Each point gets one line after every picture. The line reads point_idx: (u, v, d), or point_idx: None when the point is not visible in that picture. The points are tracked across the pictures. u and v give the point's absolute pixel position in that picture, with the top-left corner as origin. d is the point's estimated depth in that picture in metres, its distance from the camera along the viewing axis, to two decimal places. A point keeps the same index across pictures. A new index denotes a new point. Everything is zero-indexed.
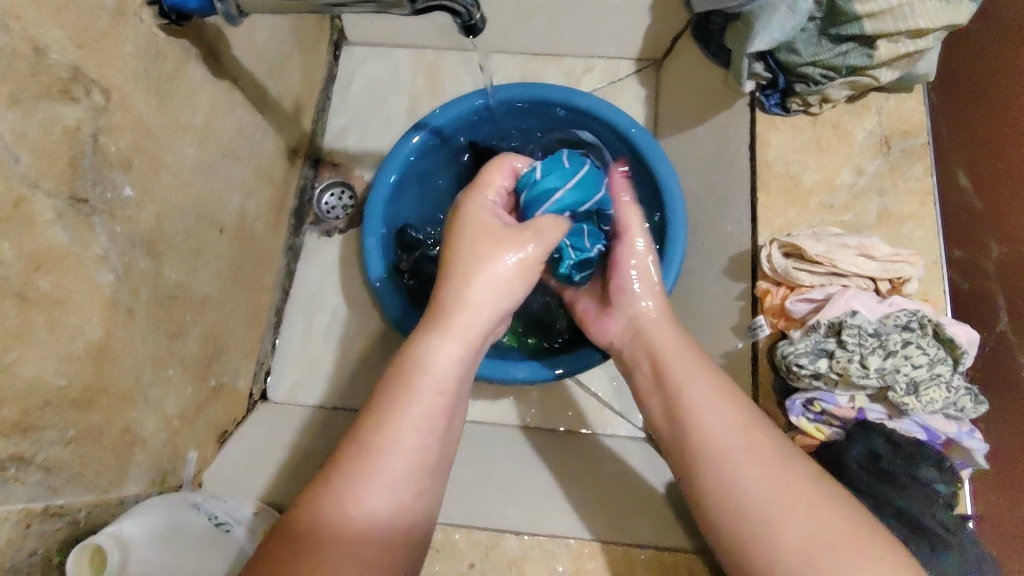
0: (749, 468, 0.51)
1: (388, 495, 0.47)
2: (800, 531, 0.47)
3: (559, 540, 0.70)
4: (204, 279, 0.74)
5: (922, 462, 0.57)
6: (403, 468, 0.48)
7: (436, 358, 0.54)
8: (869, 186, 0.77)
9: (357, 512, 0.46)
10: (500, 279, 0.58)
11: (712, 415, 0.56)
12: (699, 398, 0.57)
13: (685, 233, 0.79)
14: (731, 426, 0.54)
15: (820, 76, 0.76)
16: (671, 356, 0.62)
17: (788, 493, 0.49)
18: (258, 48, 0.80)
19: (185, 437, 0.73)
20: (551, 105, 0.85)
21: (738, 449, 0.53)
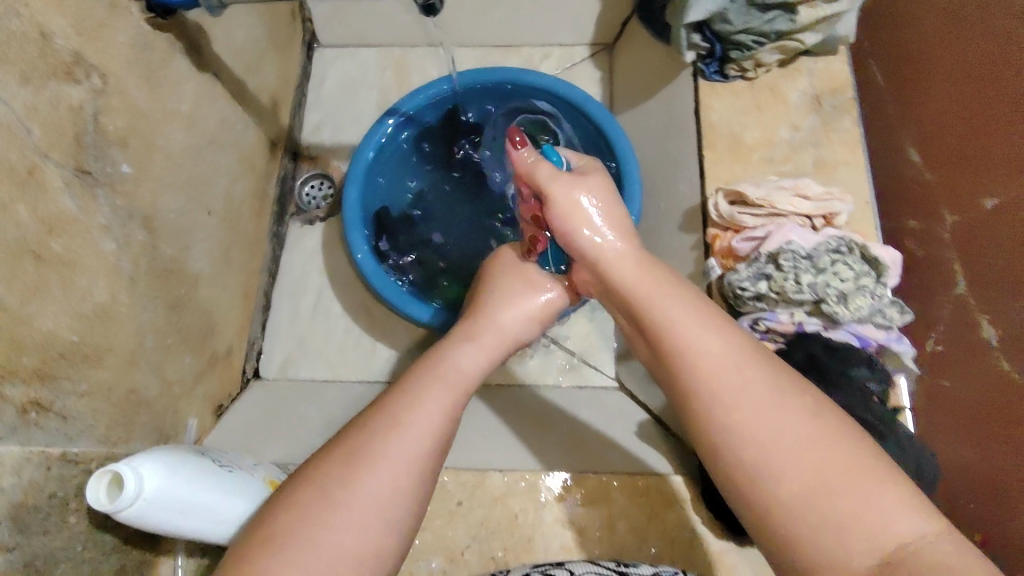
0: (745, 404, 0.51)
1: (371, 481, 0.53)
2: (798, 474, 0.47)
3: (539, 473, 0.75)
4: (197, 256, 0.79)
5: (855, 362, 0.64)
6: (392, 475, 0.54)
7: (456, 367, 0.64)
8: (806, 139, 0.85)
9: (337, 497, 0.52)
10: (522, 312, 0.71)
11: (700, 352, 0.54)
12: (688, 328, 0.56)
13: (641, 190, 0.86)
14: (722, 359, 0.53)
15: (751, 42, 0.84)
16: (659, 312, 0.58)
17: (779, 437, 0.49)
18: (236, 45, 0.86)
19: (186, 404, 0.78)
20: (507, 85, 0.93)
21: (729, 385, 0.52)
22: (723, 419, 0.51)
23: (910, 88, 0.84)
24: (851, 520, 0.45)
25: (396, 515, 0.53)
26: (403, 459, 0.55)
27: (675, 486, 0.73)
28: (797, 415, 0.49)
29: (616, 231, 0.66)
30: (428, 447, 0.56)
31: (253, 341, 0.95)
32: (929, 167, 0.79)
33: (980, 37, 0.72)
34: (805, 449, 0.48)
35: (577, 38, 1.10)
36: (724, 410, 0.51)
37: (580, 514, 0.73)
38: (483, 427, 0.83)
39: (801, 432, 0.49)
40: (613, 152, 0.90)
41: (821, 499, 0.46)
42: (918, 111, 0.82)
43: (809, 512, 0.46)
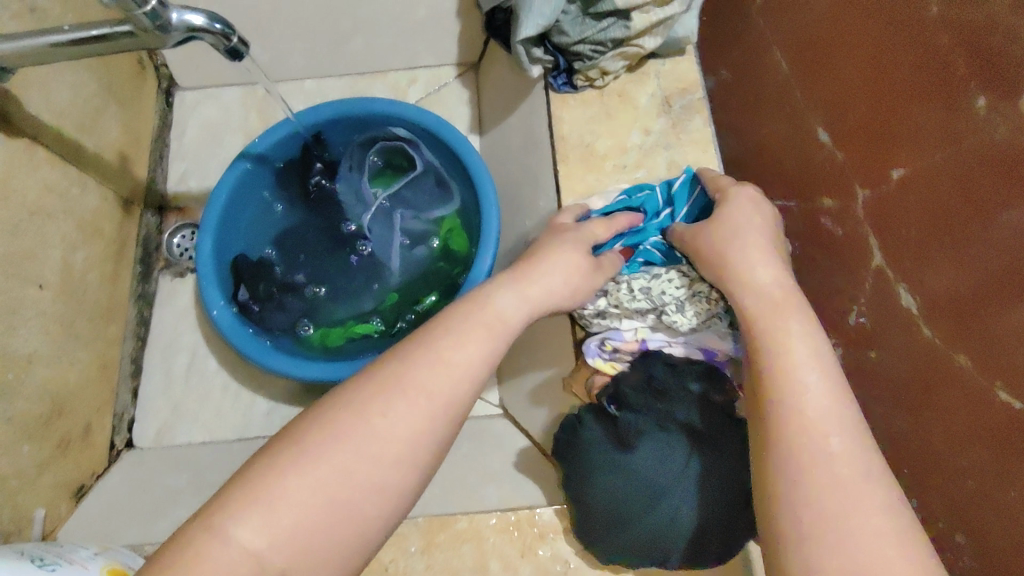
0: (829, 468, 0.43)
1: (398, 422, 0.44)
2: (862, 555, 0.40)
3: (409, 521, 0.71)
4: (26, 336, 0.74)
5: (693, 375, 0.63)
6: (415, 420, 0.44)
7: (495, 308, 0.53)
8: (656, 143, 0.84)
9: (365, 432, 0.43)
10: (561, 267, 0.59)
11: (807, 384, 0.47)
12: (803, 364, 0.48)
13: (497, 197, 0.85)
14: (828, 405, 0.46)
15: (590, 51, 0.83)
16: (789, 343, 0.50)
17: (855, 510, 0.41)
18: (59, 105, 0.82)
19: (29, 496, 0.72)
20: (360, 116, 0.90)
21: (833, 447, 0.44)
22: (811, 455, 0.44)
23: (811, 54, 0.75)
24: None
25: (405, 476, 0.43)
26: (432, 397, 0.45)
27: (546, 518, 0.71)
28: (879, 505, 0.41)
29: (764, 260, 0.57)
30: (464, 396, 0.47)
31: (122, 411, 0.91)
32: (837, 140, 0.71)
33: (868, 18, 0.66)
34: (867, 536, 0.40)
35: (441, 59, 1.08)
36: (812, 457, 0.44)
37: (452, 557, 0.70)
38: None
39: (881, 526, 0.41)
40: (469, 175, 0.88)
41: None
42: (821, 81, 0.74)
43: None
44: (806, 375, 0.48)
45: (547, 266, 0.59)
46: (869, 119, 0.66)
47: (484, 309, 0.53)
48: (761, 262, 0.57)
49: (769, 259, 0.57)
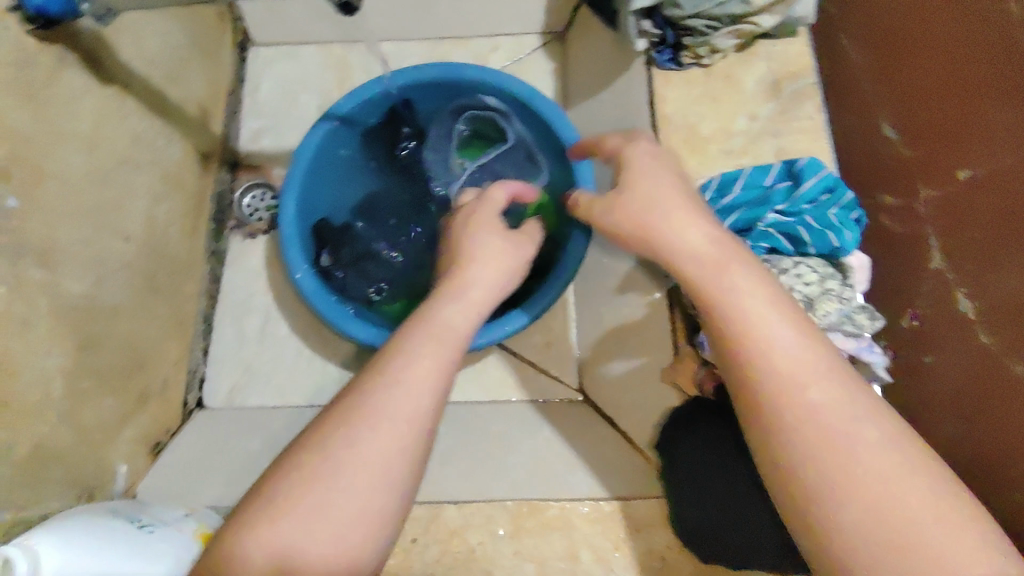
0: (821, 421, 0.44)
1: (369, 454, 0.47)
2: (875, 495, 0.41)
3: (497, 503, 0.70)
4: (114, 290, 0.72)
5: None
6: (388, 443, 0.47)
7: (444, 320, 0.54)
8: (764, 129, 0.80)
9: (339, 472, 0.46)
10: (504, 267, 0.60)
11: (777, 342, 0.46)
12: (767, 320, 0.47)
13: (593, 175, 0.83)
14: (803, 362, 0.45)
15: (704, 27, 0.78)
16: (742, 300, 0.48)
17: (855, 454, 0.42)
18: (148, 54, 0.79)
19: (112, 451, 0.71)
20: (451, 82, 0.86)
21: (816, 397, 0.44)
22: (803, 416, 0.44)
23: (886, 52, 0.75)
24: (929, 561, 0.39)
25: (394, 493, 0.47)
26: (402, 419, 0.48)
27: (637, 510, 0.68)
28: (872, 436, 0.43)
29: (701, 218, 0.53)
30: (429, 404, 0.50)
31: (195, 368, 0.90)
32: (907, 139, 0.71)
33: (955, 12, 0.65)
34: (872, 475, 0.42)
35: (526, 27, 1.04)
36: (802, 413, 0.44)
37: (541, 543, 0.68)
38: (439, 452, 0.77)
39: (879, 457, 0.42)
40: (563, 151, 0.84)
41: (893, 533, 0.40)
42: (897, 78, 0.73)
43: (880, 540, 0.40)
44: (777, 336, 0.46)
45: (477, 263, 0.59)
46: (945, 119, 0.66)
47: (429, 323, 0.53)
48: (694, 221, 0.53)
49: (708, 217, 0.53)
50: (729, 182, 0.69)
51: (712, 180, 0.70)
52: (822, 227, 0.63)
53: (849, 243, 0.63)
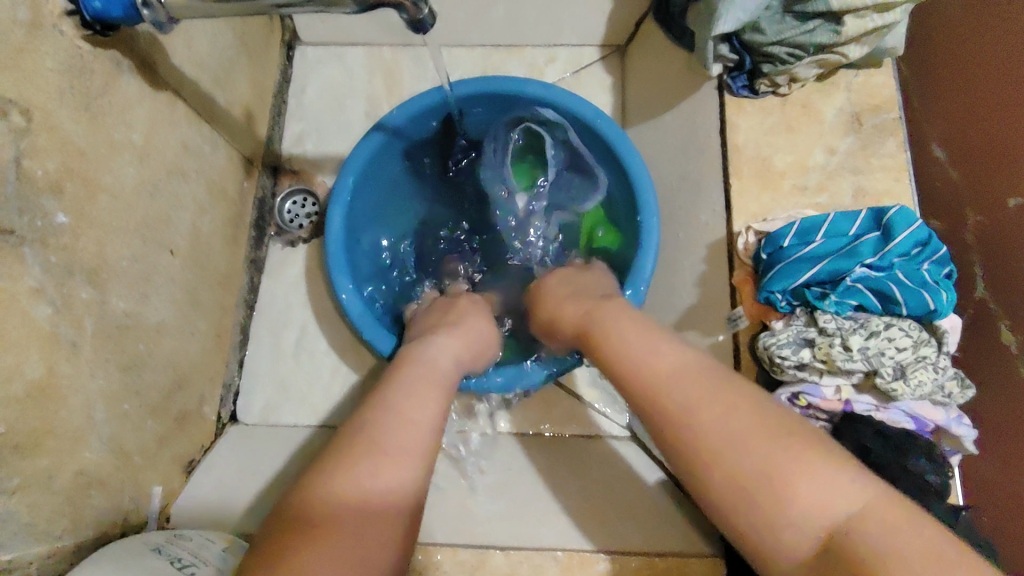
0: (691, 404, 0.48)
1: (390, 479, 0.49)
2: (732, 456, 0.45)
3: (546, 552, 0.66)
4: (157, 305, 0.69)
5: (912, 451, 0.58)
6: (399, 467, 0.50)
7: (425, 362, 0.60)
8: (842, 165, 0.75)
9: (358, 491, 0.47)
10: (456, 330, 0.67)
11: (640, 351, 0.54)
12: (631, 343, 0.55)
13: (656, 200, 0.78)
14: (668, 362, 0.52)
15: (786, 55, 0.73)
16: (617, 336, 0.57)
17: (722, 434, 0.46)
18: (199, 56, 0.76)
19: (149, 472, 0.69)
20: (507, 96, 0.82)
21: (668, 385, 0.50)
22: (660, 408, 0.50)
23: (944, 77, 0.73)
24: (785, 511, 0.42)
25: (395, 530, 0.48)
26: (412, 442, 0.52)
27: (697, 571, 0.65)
28: (720, 404, 0.48)
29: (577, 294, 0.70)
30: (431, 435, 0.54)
31: (231, 382, 0.87)
32: (953, 162, 0.70)
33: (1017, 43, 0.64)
34: (727, 438, 0.46)
35: (584, 38, 0.99)
36: (670, 402, 0.50)
37: None
38: (485, 492, 0.75)
39: (719, 421, 0.47)
40: (625, 173, 0.80)
41: (755, 490, 0.44)
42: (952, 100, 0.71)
43: (745, 496, 0.44)
44: (636, 349, 0.54)
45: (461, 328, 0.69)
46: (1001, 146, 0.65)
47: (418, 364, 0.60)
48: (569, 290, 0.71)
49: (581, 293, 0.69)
50: (810, 229, 0.67)
51: (794, 225, 0.67)
52: (917, 286, 0.61)
53: (945, 304, 0.60)
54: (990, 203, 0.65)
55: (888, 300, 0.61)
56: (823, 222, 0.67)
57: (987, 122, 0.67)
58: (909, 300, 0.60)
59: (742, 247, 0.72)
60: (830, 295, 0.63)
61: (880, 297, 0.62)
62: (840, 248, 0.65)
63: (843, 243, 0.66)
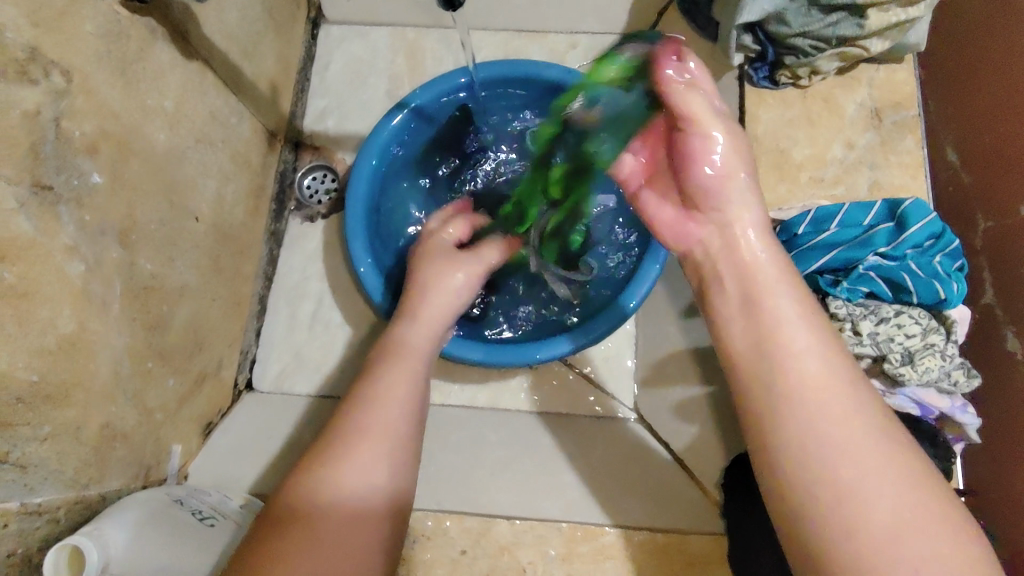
0: (828, 429, 0.40)
1: (366, 471, 0.48)
2: (873, 496, 0.38)
3: (550, 524, 0.69)
4: (182, 269, 0.71)
5: (918, 436, 0.61)
6: (372, 462, 0.49)
7: (405, 343, 0.61)
8: (860, 159, 0.76)
9: (336, 488, 0.47)
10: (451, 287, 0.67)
11: (796, 354, 0.43)
12: (787, 319, 0.45)
13: None
14: (821, 379, 0.42)
15: (809, 47, 0.74)
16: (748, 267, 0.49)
17: (856, 452, 0.39)
18: (229, 28, 0.78)
19: (169, 430, 0.71)
20: (527, 80, 0.84)
21: (807, 370, 0.42)
22: (783, 400, 0.42)
23: (960, 82, 0.73)
24: (920, 570, 0.36)
25: (374, 531, 0.47)
26: (386, 432, 0.51)
27: (698, 547, 0.67)
28: (876, 451, 0.40)
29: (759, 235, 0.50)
30: (404, 425, 0.52)
31: (247, 350, 0.89)
32: (966, 167, 0.71)
33: None
34: (868, 476, 0.39)
35: (608, 26, 1.00)
36: (811, 419, 0.41)
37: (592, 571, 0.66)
38: (492, 461, 0.76)
39: (862, 447, 0.40)
40: None
41: (890, 547, 0.37)
42: (967, 104, 0.71)
43: (876, 539, 0.37)
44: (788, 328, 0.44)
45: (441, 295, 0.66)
46: (1011, 153, 0.65)
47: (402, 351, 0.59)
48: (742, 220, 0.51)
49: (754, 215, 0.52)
50: (826, 218, 0.69)
51: (809, 214, 0.69)
52: (929, 277, 0.63)
53: (955, 295, 0.63)
54: (1003, 209, 0.66)
55: (901, 289, 0.64)
56: (840, 211, 0.68)
57: (1000, 129, 0.67)
58: (921, 289, 0.63)
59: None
60: (841, 283, 0.65)
61: (893, 287, 0.64)
62: (855, 237, 0.67)
63: (856, 232, 0.67)
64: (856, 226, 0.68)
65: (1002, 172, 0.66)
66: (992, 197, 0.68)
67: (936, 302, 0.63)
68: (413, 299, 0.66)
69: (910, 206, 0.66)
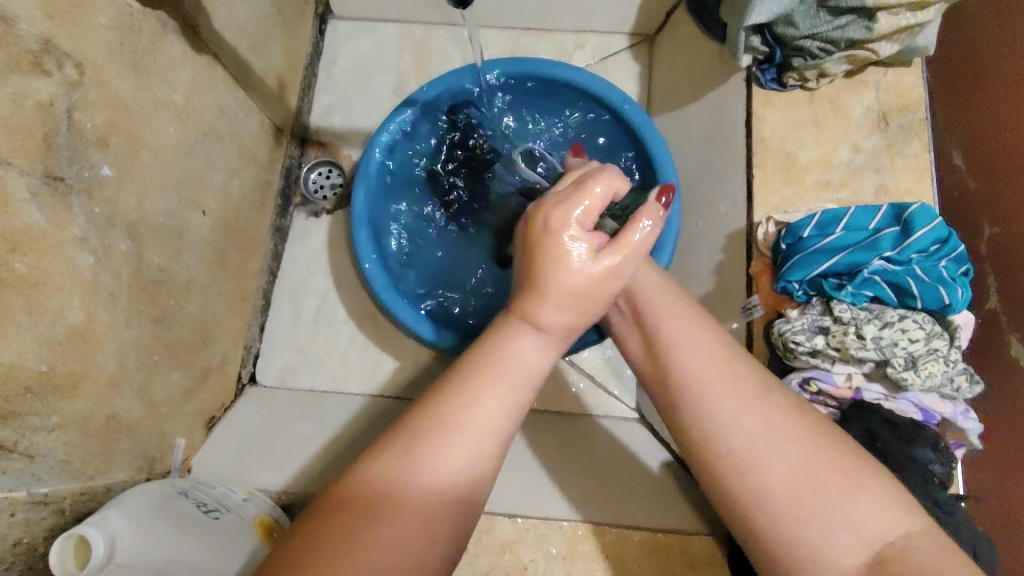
0: (730, 416, 0.46)
1: (454, 459, 0.44)
2: (783, 472, 0.43)
3: (551, 522, 0.69)
4: (188, 262, 0.71)
5: (920, 441, 0.61)
6: (461, 455, 0.44)
7: (512, 356, 0.47)
8: (867, 162, 0.76)
9: (420, 478, 0.43)
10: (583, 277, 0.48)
11: (684, 354, 0.49)
12: (676, 333, 0.51)
13: (678, 185, 0.79)
14: (707, 366, 0.48)
15: (817, 50, 0.74)
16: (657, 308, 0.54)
17: (762, 433, 0.45)
18: (238, 22, 0.78)
19: (173, 423, 0.71)
20: (535, 79, 0.85)
21: (696, 368, 0.48)
22: (697, 407, 0.47)
23: (971, 86, 0.73)
24: (831, 521, 0.42)
25: (450, 529, 0.43)
26: (484, 426, 0.45)
27: (700, 547, 0.67)
28: (762, 421, 0.45)
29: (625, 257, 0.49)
30: (499, 425, 0.46)
31: (252, 344, 0.89)
32: (973, 171, 0.71)
33: None
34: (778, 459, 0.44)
35: (615, 25, 1.00)
36: (715, 412, 0.46)
37: (595, 569, 0.67)
38: None
39: (769, 434, 0.45)
40: (648, 159, 0.82)
41: (798, 504, 0.42)
42: (978, 108, 0.71)
43: (793, 517, 0.42)
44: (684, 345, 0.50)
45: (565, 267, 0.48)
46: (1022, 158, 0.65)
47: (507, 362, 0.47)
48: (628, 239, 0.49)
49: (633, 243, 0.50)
50: (831, 221, 0.69)
51: (814, 217, 0.69)
52: (933, 281, 0.63)
53: (959, 300, 0.63)
54: (1010, 214, 0.66)
55: (906, 293, 0.63)
56: (845, 215, 0.69)
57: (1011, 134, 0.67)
58: (925, 293, 0.63)
59: (760, 237, 0.73)
60: (846, 286, 0.65)
61: (896, 290, 0.64)
62: (860, 241, 0.67)
63: (861, 236, 0.68)
64: (860, 230, 0.68)
65: (1012, 176, 0.66)
66: (999, 202, 0.68)
67: (940, 306, 0.63)
68: (541, 261, 0.48)
69: (915, 211, 0.66)
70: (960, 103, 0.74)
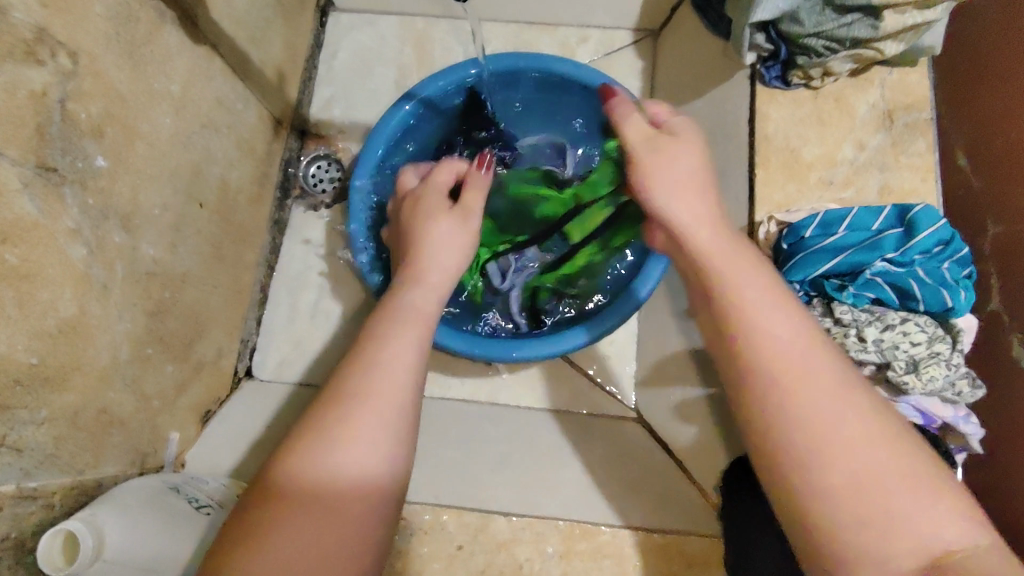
0: (816, 403, 0.41)
1: (361, 452, 0.43)
2: (861, 465, 0.39)
3: (547, 521, 0.68)
4: (183, 254, 0.71)
5: None
6: (364, 444, 0.44)
7: (410, 314, 0.52)
8: (870, 161, 0.75)
9: (325, 470, 0.43)
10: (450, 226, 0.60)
11: (771, 331, 0.43)
12: (757, 299, 0.45)
13: None
14: (791, 345, 0.43)
15: (822, 47, 0.73)
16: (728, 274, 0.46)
17: (840, 424, 0.41)
18: (237, 14, 0.77)
19: (166, 417, 0.70)
20: (538, 74, 0.84)
21: (782, 347, 0.43)
22: (781, 390, 0.42)
23: (975, 83, 0.72)
24: (900, 528, 0.38)
25: (372, 524, 0.43)
26: (386, 406, 0.45)
27: (697, 548, 0.66)
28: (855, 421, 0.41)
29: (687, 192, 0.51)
30: (405, 405, 0.46)
31: (248, 338, 0.89)
32: (977, 171, 0.70)
33: None
34: (856, 450, 0.40)
35: (618, 20, 0.98)
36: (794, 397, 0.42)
37: (590, 569, 0.66)
38: (490, 456, 0.76)
39: (862, 428, 0.41)
40: None
41: (872, 501, 0.39)
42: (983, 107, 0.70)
43: (854, 505, 0.39)
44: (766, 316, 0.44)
45: (443, 250, 0.58)
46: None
47: (401, 314, 0.51)
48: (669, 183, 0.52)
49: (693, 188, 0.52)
50: (834, 221, 0.68)
51: (817, 216, 0.68)
52: (936, 284, 0.62)
53: (963, 303, 0.62)
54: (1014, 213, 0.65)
55: (910, 296, 0.63)
56: (849, 215, 0.68)
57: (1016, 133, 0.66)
58: (928, 295, 0.62)
59: (761, 236, 0.73)
60: (848, 288, 0.65)
61: (900, 292, 0.63)
62: (863, 241, 0.66)
63: (865, 237, 0.67)
64: (864, 230, 0.67)
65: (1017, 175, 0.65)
66: (1004, 201, 0.67)
67: (944, 309, 0.62)
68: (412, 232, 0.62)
69: (921, 212, 0.65)
70: (965, 101, 0.73)
